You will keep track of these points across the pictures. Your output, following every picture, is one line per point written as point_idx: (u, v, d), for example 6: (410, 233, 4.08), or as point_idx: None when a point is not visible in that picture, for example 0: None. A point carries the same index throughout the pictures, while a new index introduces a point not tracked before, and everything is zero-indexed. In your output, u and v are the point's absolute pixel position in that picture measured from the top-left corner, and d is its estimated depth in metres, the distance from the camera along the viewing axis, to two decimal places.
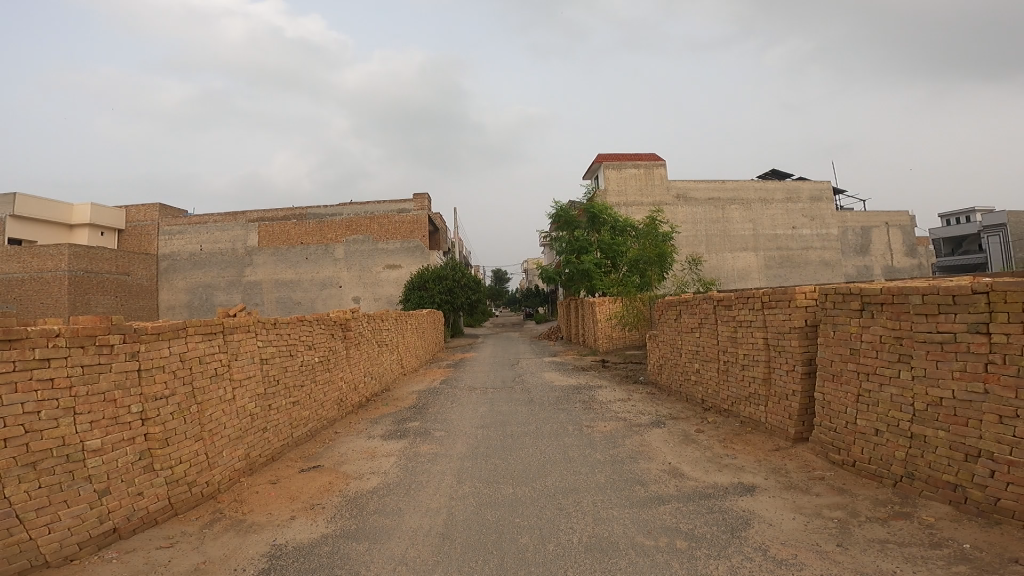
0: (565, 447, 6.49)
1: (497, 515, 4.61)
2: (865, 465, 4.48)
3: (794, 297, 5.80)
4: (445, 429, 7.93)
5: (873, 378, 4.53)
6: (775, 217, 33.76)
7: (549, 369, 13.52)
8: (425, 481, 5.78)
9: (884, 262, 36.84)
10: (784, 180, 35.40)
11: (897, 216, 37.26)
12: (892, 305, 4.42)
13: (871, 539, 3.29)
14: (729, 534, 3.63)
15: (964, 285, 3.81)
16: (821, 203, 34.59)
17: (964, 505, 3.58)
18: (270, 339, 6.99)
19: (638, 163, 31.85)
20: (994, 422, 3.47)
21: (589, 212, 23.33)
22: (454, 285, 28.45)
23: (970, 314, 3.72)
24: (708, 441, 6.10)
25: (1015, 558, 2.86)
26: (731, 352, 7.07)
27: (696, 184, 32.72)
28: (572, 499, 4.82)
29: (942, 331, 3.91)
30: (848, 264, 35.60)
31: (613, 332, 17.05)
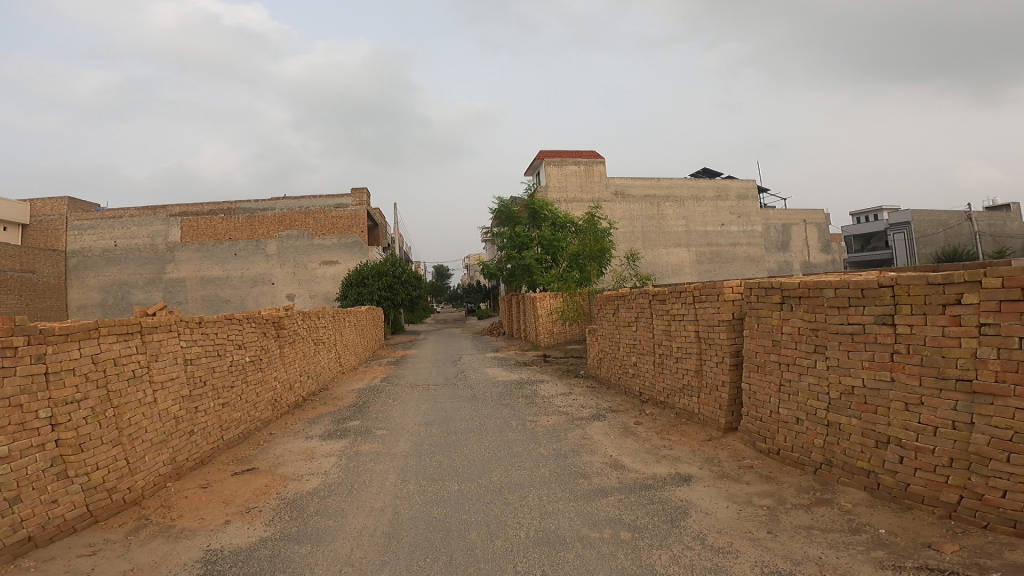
0: (509, 442, 6.61)
1: (442, 513, 4.67)
2: (788, 454, 4.85)
3: (723, 291, 6.16)
4: (387, 427, 7.86)
5: (793, 368, 4.91)
6: (706, 214, 35.18)
7: (491, 364, 13.65)
8: (367, 480, 5.74)
9: (802, 258, 39.18)
10: (715, 179, 36.91)
11: (814, 214, 39.70)
12: (808, 298, 4.78)
13: (797, 526, 3.58)
14: (670, 524, 3.85)
15: (871, 280, 4.16)
16: (747, 201, 36.32)
17: (877, 491, 3.94)
18: (195, 339, 6.69)
19: (578, 160, 32.20)
20: (901, 410, 3.83)
21: (529, 208, 23.53)
22: (394, 281, 27.98)
23: (877, 306, 4.08)
24: (647, 433, 6.38)
25: (926, 542, 3.15)
26: (666, 345, 7.41)
27: (633, 181, 33.54)
28: (518, 495, 4.94)
29: (853, 323, 4.28)
30: (771, 260, 37.67)
31: (553, 328, 17.35)
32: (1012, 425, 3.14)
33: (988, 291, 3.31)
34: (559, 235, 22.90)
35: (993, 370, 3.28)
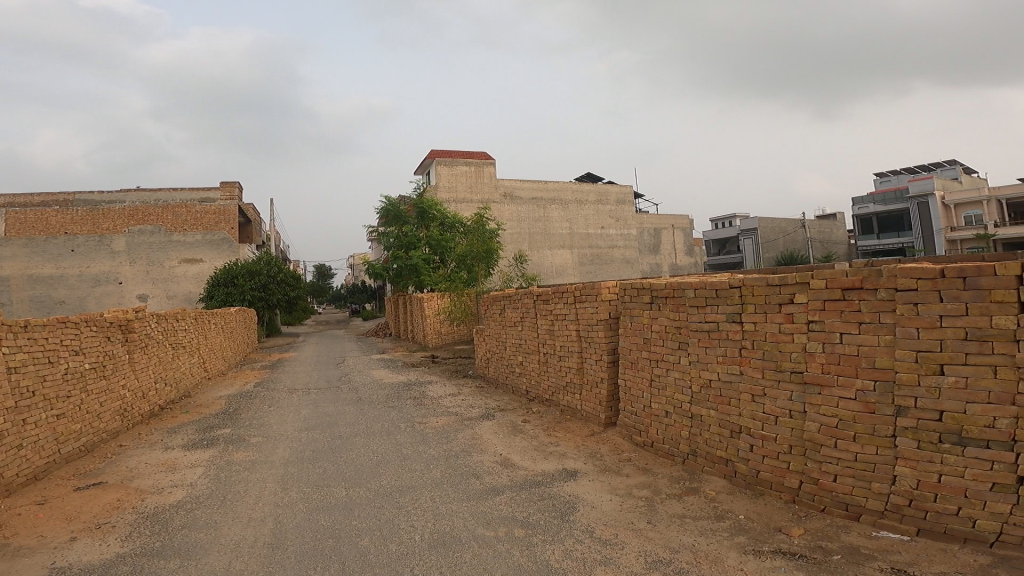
0: (398, 445, 6.64)
1: (330, 520, 4.61)
2: (660, 446, 5.39)
3: (600, 291, 6.61)
4: (263, 434, 7.53)
5: (660, 364, 5.46)
6: (588, 217, 36.74)
7: (376, 366, 13.44)
8: (243, 491, 5.48)
9: (670, 261, 42.27)
10: (596, 184, 38.63)
11: (681, 219, 42.99)
12: (672, 298, 5.32)
13: (671, 514, 4.02)
14: (560, 518, 4.18)
15: (724, 281, 4.73)
16: (625, 206, 38.41)
17: (734, 477, 4.52)
18: (22, 344, 5.94)
19: (468, 160, 32.26)
20: (749, 401, 4.43)
21: (418, 207, 23.17)
22: (269, 281, 26.54)
23: (728, 306, 4.64)
24: (534, 431, 6.79)
25: (777, 526, 3.67)
26: (549, 344, 7.82)
27: (521, 184, 34.17)
28: (409, 497, 5.01)
29: (709, 320, 4.84)
30: (644, 262, 40.23)
31: (441, 328, 17.40)
32: (837, 413, 3.74)
33: (816, 291, 3.88)
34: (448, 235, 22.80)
35: (821, 362, 3.87)
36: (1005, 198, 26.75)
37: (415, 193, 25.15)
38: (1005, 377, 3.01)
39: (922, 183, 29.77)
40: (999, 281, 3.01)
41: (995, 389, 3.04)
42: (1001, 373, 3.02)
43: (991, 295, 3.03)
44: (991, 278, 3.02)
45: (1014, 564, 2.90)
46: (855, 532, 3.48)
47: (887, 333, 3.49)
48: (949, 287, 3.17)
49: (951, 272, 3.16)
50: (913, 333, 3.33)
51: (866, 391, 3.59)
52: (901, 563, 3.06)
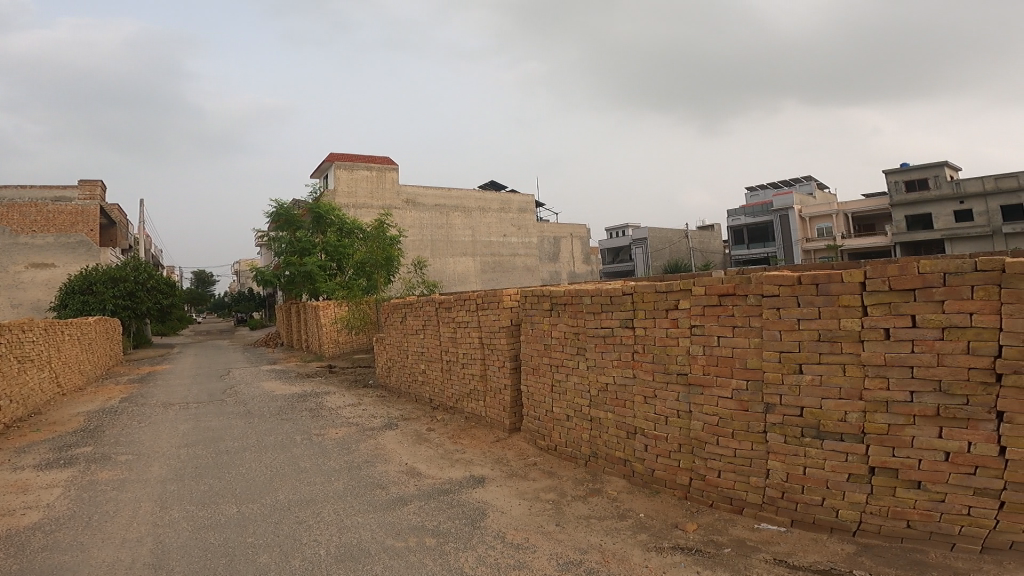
0: (294, 457, 6.45)
1: (222, 538, 4.40)
2: (564, 449, 5.70)
3: (502, 299, 6.80)
4: (135, 451, 6.97)
5: (560, 369, 5.75)
6: (490, 224, 37.06)
7: (267, 377, 12.82)
8: (113, 510, 5.07)
9: (569, 268, 43.18)
10: (498, 192, 39.00)
11: (578, 228, 44.09)
12: (570, 304, 5.62)
13: (578, 516, 4.28)
14: (471, 525, 4.33)
15: (618, 288, 5.07)
16: (526, 215, 39.10)
17: (632, 476, 4.88)
18: None
19: (370, 165, 31.39)
20: (643, 403, 4.80)
21: (314, 212, 22.20)
22: (136, 288, 24.35)
23: (621, 312, 4.99)
24: (439, 439, 6.91)
25: (673, 523, 4.03)
26: (452, 351, 7.93)
27: (424, 190, 33.79)
28: (310, 511, 4.90)
29: (604, 326, 5.17)
30: (544, 269, 41.00)
31: (338, 337, 16.97)
32: (717, 411, 4.17)
33: (696, 297, 4.29)
34: (346, 242, 21.85)
35: (702, 364, 4.29)
36: (850, 211, 30.66)
37: (311, 197, 24.18)
38: (852, 374, 3.46)
39: (784, 197, 32.88)
40: (846, 288, 3.46)
41: (845, 385, 3.50)
42: (849, 371, 3.47)
43: (840, 300, 3.48)
44: (840, 285, 3.47)
45: (873, 549, 3.36)
46: (740, 524, 3.90)
47: (756, 336, 3.93)
48: (805, 293, 3.63)
49: (806, 280, 3.61)
50: (777, 335, 3.78)
51: (740, 390, 4.04)
52: (781, 553, 3.45)
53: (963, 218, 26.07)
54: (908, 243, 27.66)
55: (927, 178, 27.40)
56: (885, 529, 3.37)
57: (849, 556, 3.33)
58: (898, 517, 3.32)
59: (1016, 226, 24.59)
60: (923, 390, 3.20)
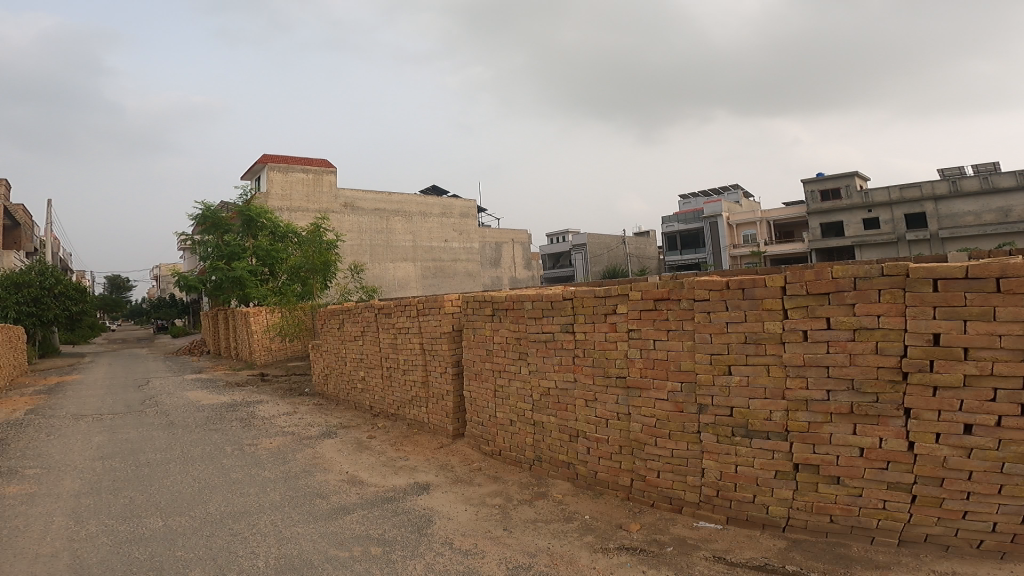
0: (226, 469, 6.23)
1: (147, 551, 4.22)
2: (508, 454, 5.79)
3: (444, 304, 6.80)
4: (44, 465, 6.53)
5: (503, 374, 5.84)
6: (431, 229, 36.75)
7: (194, 387, 12.24)
8: (21, 526, 4.76)
9: (511, 274, 43.05)
10: (439, 196, 38.74)
11: (520, 234, 44.02)
12: (512, 309, 5.71)
13: (524, 520, 4.38)
14: (418, 533, 4.33)
15: (558, 293, 5.20)
16: (468, 220, 39.00)
17: (577, 479, 5.02)
18: None
19: (306, 167, 30.46)
20: (584, 406, 4.95)
21: (245, 215, 21.18)
22: (43, 294, 22.64)
23: (562, 317, 5.12)
24: (380, 446, 6.85)
25: (617, 523, 4.18)
26: (393, 357, 7.87)
27: (363, 194, 33.12)
28: (245, 523, 4.76)
29: (546, 330, 5.29)
30: (486, 275, 40.89)
31: (271, 344, 16.46)
32: (654, 413, 4.36)
33: (633, 302, 4.47)
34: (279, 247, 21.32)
35: (640, 367, 4.48)
36: (773, 219, 32.28)
37: (241, 199, 23.24)
38: (776, 374, 3.71)
39: (713, 206, 34.52)
40: (769, 292, 3.71)
41: (769, 385, 3.75)
42: (773, 371, 3.72)
43: (764, 304, 3.72)
44: (763, 290, 3.72)
45: (801, 543, 3.61)
46: (680, 524, 4.09)
47: (688, 339, 4.14)
48: (732, 298, 3.86)
49: (734, 285, 3.84)
50: (708, 338, 4.01)
51: (675, 392, 4.25)
52: (720, 551, 3.64)
53: (872, 227, 28.05)
54: (822, 250, 29.50)
55: (840, 188, 29.33)
56: (811, 524, 3.63)
57: (780, 551, 3.56)
58: (822, 513, 3.57)
59: (917, 234, 26.68)
60: (838, 388, 3.48)
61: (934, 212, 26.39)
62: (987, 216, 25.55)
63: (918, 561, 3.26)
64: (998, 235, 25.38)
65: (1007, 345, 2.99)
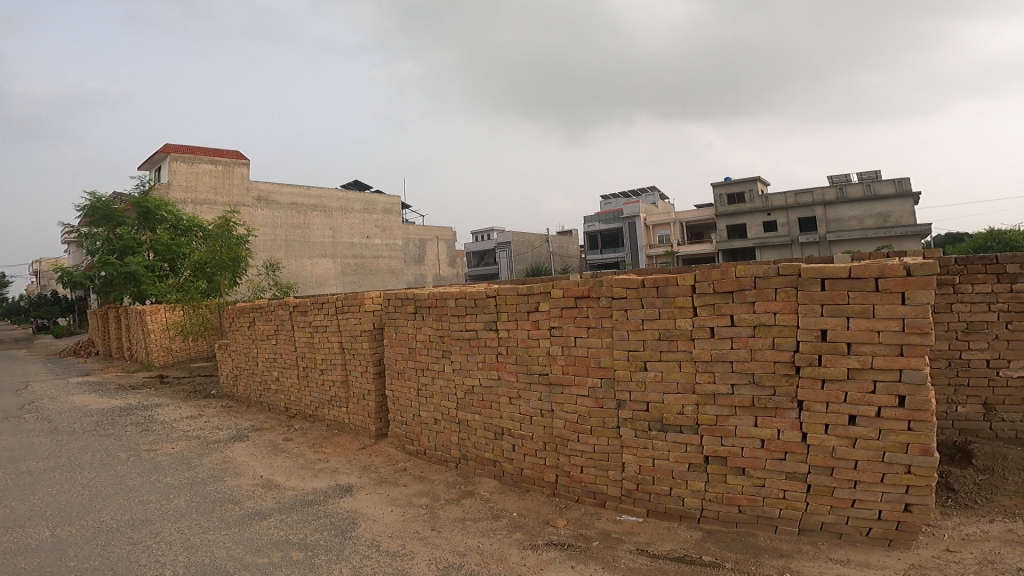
0: (121, 476, 5.85)
1: (34, 565, 3.92)
2: (433, 453, 5.82)
3: (364, 302, 6.69)
4: None
5: (426, 373, 5.85)
6: (352, 225, 35.76)
7: (82, 391, 11.30)
8: None
9: (434, 271, 42.52)
10: (360, 191, 37.76)
11: (444, 231, 43.48)
12: (435, 307, 5.73)
13: (453, 519, 4.45)
14: (342, 536, 4.29)
15: (482, 291, 5.27)
16: (391, 216, 38.30)
17: (503, 477, 5.13)
18: None
19: (214, 158, 28.71)
20: (508, 403, 5.06)
21: (140, 207, 19.75)
22: None
23: (485, 314, 5.21)
24: (298, 448, 6.67)
25: (544, 520, 4.32)
26: (309, 357, 7.67)
27: (278, 187, 31.66)
28: (148, 531, 4.51)
29: (468, 328, 5.36)
30: (409, 273, 40.13)
31: (171, 344, 15.49)
32: (576, 409, 4.55)
33: (555, 300, 4.63)
34: (180, 240, 19.82)
35: (562, 364, 4.65)
36: (685, 221, 34.16)
37: (139, 190, 21.59)
38: (687, 370, 3.98)
39: (633, 206, 35.65)
40: (680, 290, 3.96)
41: (681, 380, 4.01)
42: (684, 367, 3.99)
43: (675, 302, 3.97)
44: (676, 288, 3.96)
45: (714, 533, 3.89)
46: (604, 517, 4.29)
47: (608, 336, 4.35)
48: (647, 295, 4.09)
49: (648, 283, 4.07)
50: (625, 334, 4.23)
51: (596, 388, 4.44)
52: (642, 543, 3.86)
53: (770, 229, 30.13)
54: (728, 250, 31.28)
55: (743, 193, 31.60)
56: (722, 515, 3.91)
57: (697, 542, 3.81)
58: (731, 503, 3.87)
59: (809, 237, 29.03)
60: (741, 383, 3.78)
61: (823, 216, 28.85)
62: (869, 221, 28.11)
63: (816, 548, 3.58)
64: (879, 239, 27.67)
65: (884, 340, 3.36)
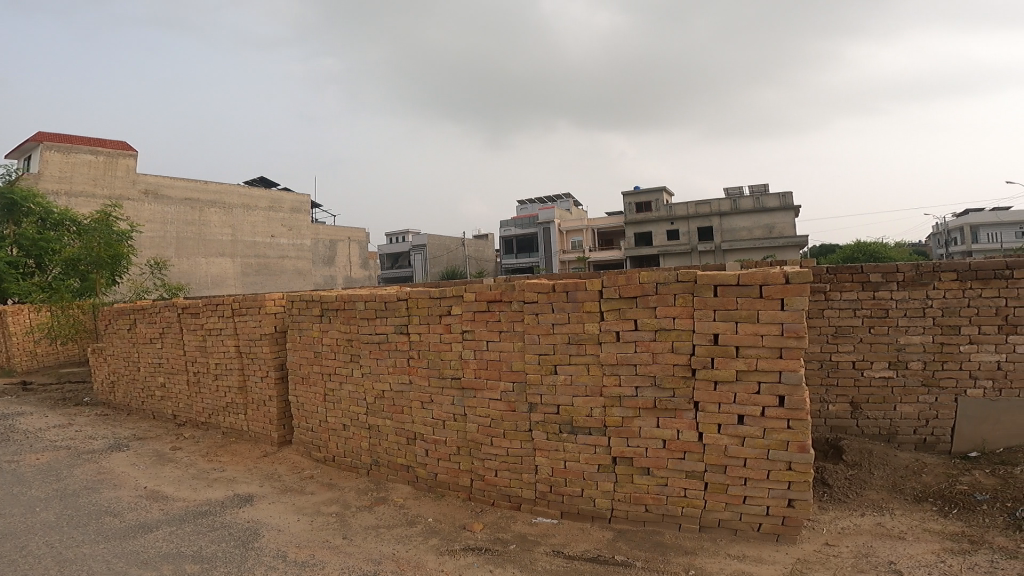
0: None
1: None
2: (343, 459, 5.70)
3: (265, 304, 6.42)
4: None
5: (333, 377, 5.72)
6: (255, 224, 33.98)
7: None
8: None
9: (346, 273, 41.09)
10: (266, 188, 36.17)
11: (357, 232, 42.14)
12: (343, 310, 5.62)
13: (365, 526, 4.40)
14: (242, 547, 4.11)
15: (392, 294, 5.24)
16: (299, 215, 36.94)
17: (417, 482, 5.13)
18: None
19: (95, 149, 26.32)
20: (420, 408, 5.07)
21: (4, 198, 17.64)
22: None
23: (396, 318, 5.18)
24: (189, 457, 6.30)
25: (460, 525, 4.37)
26: (201, 362, 7.26)
27: (171, 181, 29.51)
28: (11, 546, 4.10)
29: (378, 332, 5.31)
30: (318, 274, 38.44)
31: (36, 348, 14.04)
32: (489, 413, 4.64)
33: (468, 303, 4.70)
34: (50, 234, 17.96)
35: (474, 368, 4.72)
36: (597, 228, 35.46)
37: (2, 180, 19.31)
38: (594, 373, 4.18)
39: (547, 211, 36.52)
40: (588, 295, 4.15)
41: (589, 383, 4.20)
42: (592, 370, 4.18)
43: (584, 306, 4.16)
44: (585, 293, 4.15)
45: (624, 532, 4.11)
46: (520, 521, 4.41)
47: (519, 340, 4.47)
48: (558, 300, 4.25)
49: (559, 288, 4.23)
50: (536, 338, 4.37)
51: (508, 392, 4.55)
52: (558, 545, 4.00)
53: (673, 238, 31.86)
54: (635, 257, 32.75)
55: (651, 201, 33.08)
56: (632, 515, 4.14)
57: (609, 542, 4.01)
58: (639, 503, 4.11)
59: (706, 246, 30.95)
60: (644, 385, 4.03)
61: (719, 227, 30.81)
62: (757, 231, 30.27)
63: (716, 544, 3.88)
64: (765, 249, 30.06)
65: (767, 343, 3.70)
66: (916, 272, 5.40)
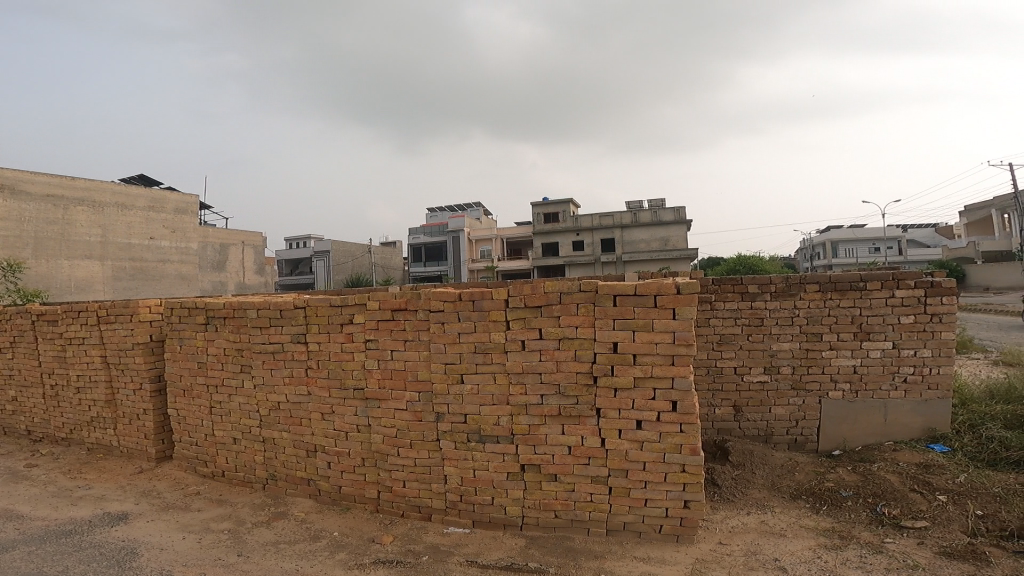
0: None
1: None
2: (234, 474, 5.39)
3: (138, 311, 5.92)
4: None
5: (221, 389, 5.40)
6: (131, 224, 31.25)
7: None
8: None
9: (237, 279, 38.69)
10: (146, 186, 33.41)
11: (251, 236, 40.06)
12: (232, 318, 5.32)
13: (263, 542, 4.19)
14: (118, 568, 3.78)
15: (287, 301, 5.04)
16: (184, 216, 34.32)
17: (319, 496, 4.96)
18: None
19: None
20: (320, 419, 4.91)
21: None
22: None
23: (293, 326, 4.99)
24: (47, 475, 5.69)
25: (368, 538, 4.28)
26: (60, 374, 6.60)
27: (29, 176, 26.54)
28: None
29: (273, 341, 5.08)
30: (205, 280, 35.94)
31: None
32: (395, 424, 4.59)
33: (371, 312, 4.63)
34: None
35: (378, 378, 4.65)
36: (506, 237, 35.98)
37: None
38: (501, 381, 4.25)
39: (457, 219, 36.38)
40: (494, 304, 4.22)
41: (496, 391, 4.27)
42: (499, 379, 4.26)
43: (490, 315, 4.23)
44: (491, 302, 4.22)
45: (535, 539, 4.21)
46: (431, 531, 4.39)
47: (424, 349, 4.46)
48: (464, 308, 4.29)
49: (465, 297, 4.27)
50: (443, 347, 4.38)
51: (414, 401, 4.52)
52: (471, 555, 4.03)
53: (579, 249, 32.99)
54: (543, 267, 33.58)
55: (559, 212, 33.93)
56: (542, 521, 4.26)
57: (521, 549, 4.09)
58: (549, 509, 4.22)
59: (609, 257, 32.32)
60: (549, 392, 4.16)
61: (620, 238, 32.26)
62: (653, 243, 31.95)
63: (622, 547, 4.07)
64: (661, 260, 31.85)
65: (660, 350, 3.95)
66: (786, 283, 5.97)
